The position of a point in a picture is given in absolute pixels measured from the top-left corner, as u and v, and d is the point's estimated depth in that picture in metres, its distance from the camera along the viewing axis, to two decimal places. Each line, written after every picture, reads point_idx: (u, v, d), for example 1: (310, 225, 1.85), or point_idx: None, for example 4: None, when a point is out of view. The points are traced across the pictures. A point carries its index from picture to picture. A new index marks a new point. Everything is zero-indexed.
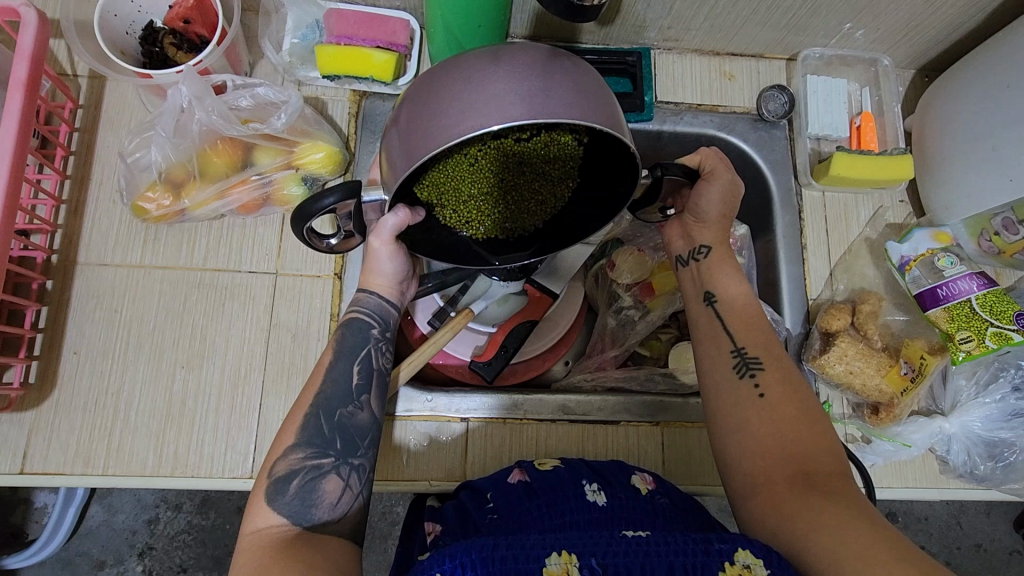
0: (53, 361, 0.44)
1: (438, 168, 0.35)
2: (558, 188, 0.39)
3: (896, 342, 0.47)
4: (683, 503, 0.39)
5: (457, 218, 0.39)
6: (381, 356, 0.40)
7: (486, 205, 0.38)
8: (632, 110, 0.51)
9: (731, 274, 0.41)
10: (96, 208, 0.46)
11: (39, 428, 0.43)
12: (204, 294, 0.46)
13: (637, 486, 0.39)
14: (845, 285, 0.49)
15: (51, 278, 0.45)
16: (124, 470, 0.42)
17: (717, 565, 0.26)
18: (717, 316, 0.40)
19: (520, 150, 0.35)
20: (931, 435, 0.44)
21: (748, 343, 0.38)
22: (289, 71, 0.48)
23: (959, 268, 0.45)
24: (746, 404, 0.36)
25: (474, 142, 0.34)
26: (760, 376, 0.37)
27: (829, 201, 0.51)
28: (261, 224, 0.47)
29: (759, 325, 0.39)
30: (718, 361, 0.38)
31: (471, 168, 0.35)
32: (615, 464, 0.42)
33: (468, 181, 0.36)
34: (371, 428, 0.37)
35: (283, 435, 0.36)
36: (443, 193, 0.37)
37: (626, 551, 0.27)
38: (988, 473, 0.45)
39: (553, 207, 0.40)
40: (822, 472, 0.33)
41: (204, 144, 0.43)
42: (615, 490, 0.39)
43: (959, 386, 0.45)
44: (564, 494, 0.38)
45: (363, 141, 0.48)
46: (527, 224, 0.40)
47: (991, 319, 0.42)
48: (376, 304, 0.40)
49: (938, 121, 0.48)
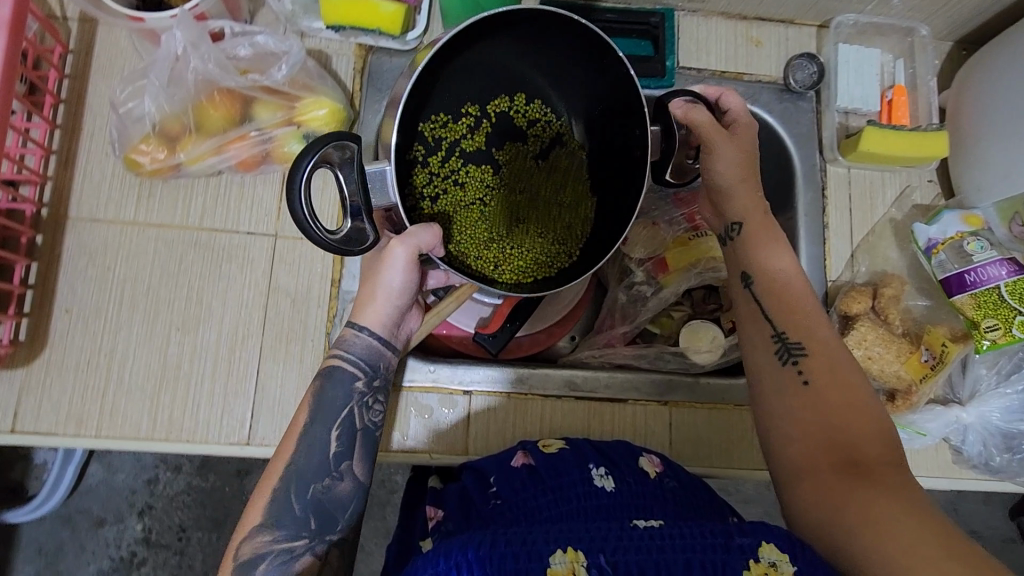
0: (43, 319, 0.42)
1: (452, 198, 0.44)
2: (577, 210, 0.44)
3: (916, 329, 0.45)
4: (692, 487, 0.39)
5: (488, 253, 0.43)
6: (368, 411, 0.39)
7: (508, 232, 0.44)
8: (651, 75, 0.48)
9: (780, 264, 0.38)
10: (87, 159, 0.44)
11: (30, 387, 0.41)
12: (200, 256, 0.44)
13: (646, 471, 0.39)
14: (866, 267, 0.47)
15: (41, 232, 0.43)
16: (117, 433, 0.41)
17: (740, 563, 0.25)
18: (754, 299, 0.38)
19: (518, 169, 0.45)
20: (947, 425, 0.43)
21: (789, 327, 0.36)
22: (291, 21, 0.45)
23: (989, 253, 0.42)
24: (789, 392, 0.34)
25: (476, 171, 0.45)
26: (803, 363, 0.35)
27: (855, 178, 0.49)
28: (260, 183, 0.45)
29: (801, 305, 0.37)
30: (757, 346, 0.36)
31: (480, 195, 0.45)
32: (623, 446, 0.41)
33: (482, 206, 0.45)
34: (351, 499, 0.37)
35: (251, 510, 0.35)
36: (464, 228, 0.44)
37: (637, 549, 0.25)
38: (1004, 464, 0.43)
39: (581, 232, 0.44)
40: (870, 458, 0.31)
41: (200, 96, 0.41)
42: (623, 472, 0.38)
43: (978, 375, 0.44)
44: (571, 476, 0.37)
45: (369, 99, 0.46)
46: (559, 247, 0.44)
47: (1019, 308, 0.41)
48: (362, 339, 0.38)
49: (976, 97, 0.46)
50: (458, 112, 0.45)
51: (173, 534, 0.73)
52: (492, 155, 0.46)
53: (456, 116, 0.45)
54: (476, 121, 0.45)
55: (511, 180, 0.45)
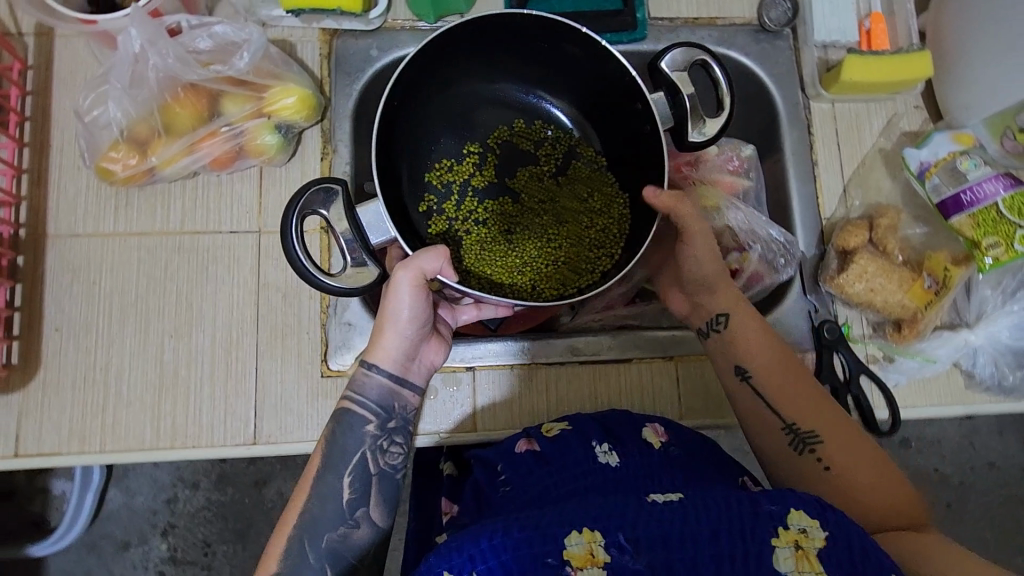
0: (34, 340, 0.41)
1: (476, 233, 0.48)
2: (609, 213, 0.47)
3: (917, 256, 0.44)
4: (696, 448, 0.39)
5: (522, 277, 0.46)
6: (386, 455, 0.39)
7: (536, 253, 0.47)
8: (622, 28, 0.47)
9: (758, 334, 0.40)
10: (60, 174, 0.43)
11: (29, 410, 0.41)
12: (185, 260, 0.43)
13: (649, 442, 0.38)
14: (860, 201, 0.47)
15: (22, 253, 0.42)
16: (122, 446, 0.41)
17: (770, 531, 0.25)
18: (756, 395, 0.39)
19: (537, 190, 0.48)
20: (956, 349, 0.43)
21: (797, 418, 0.37)
22: (250, 12, 0.44)
23: (983, 170, 0.42)
24: (811, 480, 0.35)
25: (494, 201, 0.48)
26: (820, 450, 0.36)
27: (839, 113, 0.48)
28: (237, 179, 0.44)
29: (801, 390, 0.38)
30: (770, 439, 0.37)
31: (502, 222, 0.48)
32: (625, 417, 0.40)
33: (506, 233, 0.47)
34: (368, 543, 0.37)
35: (266, 560, 0.35)
36: (493, 256, 0.47)
37: (658, 521, 0.25)
38: (1017, 382, 0.43)
39: (618, 236, 0.47)
40: (901, 518, 0.33)
41: (165, 95, 0.40)
42: (627, 447, 0.37)
43: (984, 296, 0.43)
44: (576, 456, 0.37)
45: (339, 83, 0.45)
46: (595, 256, 0.47)
47: (1019, 222, 0.41)
48: (374, 379, 0.39)
49: (955, 14, 0.45)
50: (461, 154, 0.48)
51: (197, 550, 0.73)
52: (506, 183, 0.48)
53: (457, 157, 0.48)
54: (483, 155, 0.48)
55: (530, 203, 0.48)
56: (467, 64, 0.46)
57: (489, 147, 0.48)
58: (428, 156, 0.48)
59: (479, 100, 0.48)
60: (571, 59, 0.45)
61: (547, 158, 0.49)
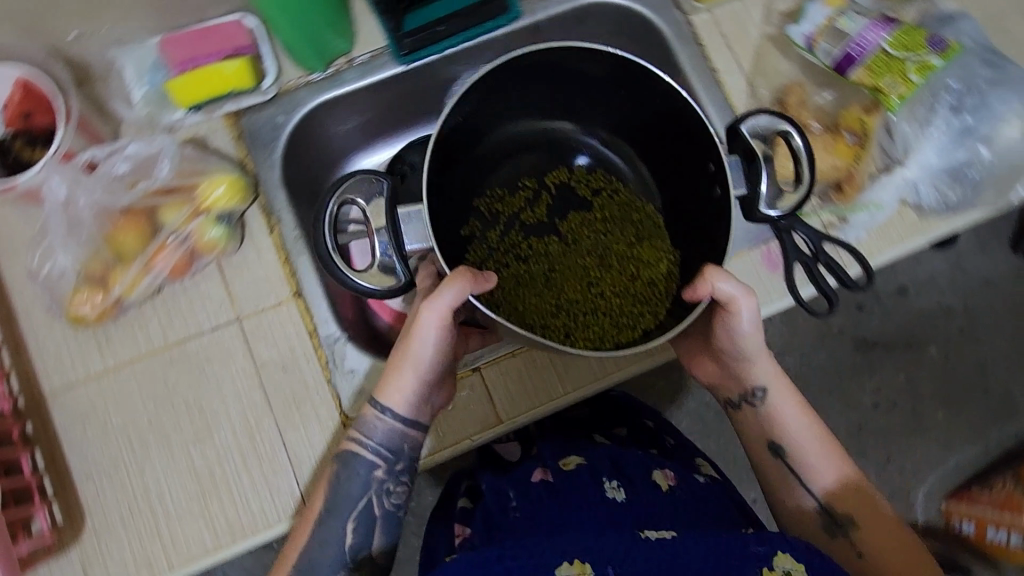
0: (70, 494, 0.43)
1: (515, 272, 0.48)
2: (655, 252, 0.47)
3: (832, 120, 0.47)
4: (697, 491, 0.55)
5: (559, 329, 0.45)
6: (391, 495, 0.41)
7: (574, 294, 0.47)
8: (497, 13, 0.48)
9: (786, 398, 0.45)
10: (34, 339, 0.44)
11: (88, 559, 0.42)
12: (180, 370, 0.45)
13: (659, 483, 0.55)
14: (765, 88, 0.49)
15: (28, 422, 0.43)
16: (188, 558, 0.42)
17: (757, 567, 0.34)
18: (789, 471, 0.45)
19: (578, 230, 0.50)
20: (897, 188, 0.46)
21: (821, 475, 0.44)
22: (152, 123, 0.46)
23: (860, 21, 0.45)
24: (845, 559, 0.43)
25: (540, 237, 0.50)
26: (859, 538, 0.43)
27: (719, 18, 0.50)
28: (200, 279, 0.45)
29: (826, 453, 0.45)
30: (797, 500, 0.45)
31: (545, 258, 0.49)
32: (641, 462, 0.57)
33: (544, 272, 0.48)
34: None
35: None
36: (527, 303, 0.47)
37: (648, 555, 0.34)
38: (959, 196, 0.46)
39: (662, 282, 0.46)
40: None
41: (105, 227, 0.43)
42: (636, 487, 0.54)
43: (905, 131, 0.46)
44: (589, 491, 0.54)
45: (259, 155, 0.46)
46: (638, 297, 0.46)
47: (907, 55, 0.44)
48: (385, 422, 0.39)
49: None
50: (519, 186, 0.51)
51: None
52: (555, 221, 0.50)
53: (504, 184, 0.51)
54: (534, 198, 0.51)
55: (573, 248, 0.49)
56: (520, 102, 0.47)
57: (542, 191, 0.51)
58: (490, 181, 0.51)
59: (536, 143, 0.51)
60: (617, 102, 0.46)
61: (601, 202, 0.51)
